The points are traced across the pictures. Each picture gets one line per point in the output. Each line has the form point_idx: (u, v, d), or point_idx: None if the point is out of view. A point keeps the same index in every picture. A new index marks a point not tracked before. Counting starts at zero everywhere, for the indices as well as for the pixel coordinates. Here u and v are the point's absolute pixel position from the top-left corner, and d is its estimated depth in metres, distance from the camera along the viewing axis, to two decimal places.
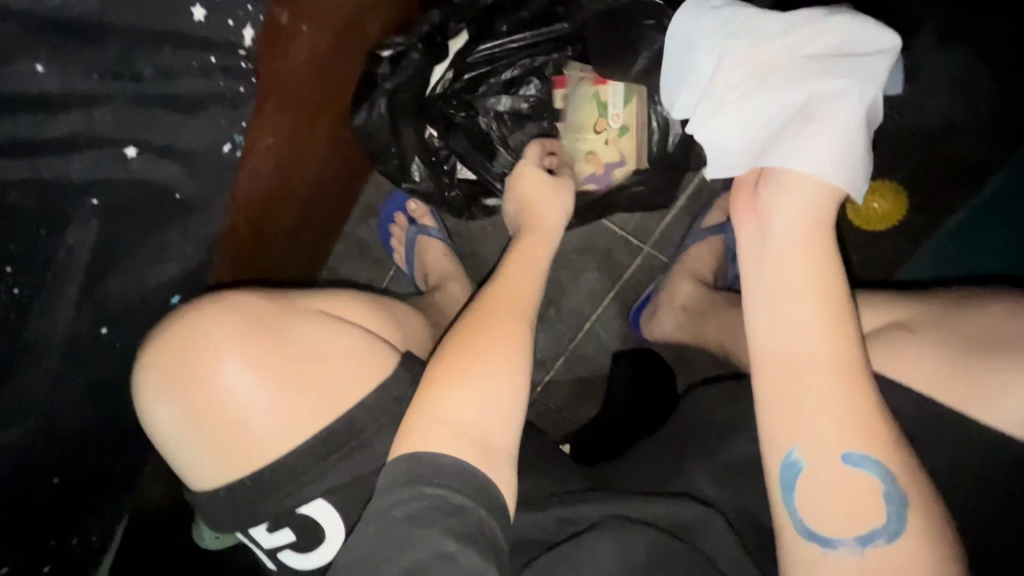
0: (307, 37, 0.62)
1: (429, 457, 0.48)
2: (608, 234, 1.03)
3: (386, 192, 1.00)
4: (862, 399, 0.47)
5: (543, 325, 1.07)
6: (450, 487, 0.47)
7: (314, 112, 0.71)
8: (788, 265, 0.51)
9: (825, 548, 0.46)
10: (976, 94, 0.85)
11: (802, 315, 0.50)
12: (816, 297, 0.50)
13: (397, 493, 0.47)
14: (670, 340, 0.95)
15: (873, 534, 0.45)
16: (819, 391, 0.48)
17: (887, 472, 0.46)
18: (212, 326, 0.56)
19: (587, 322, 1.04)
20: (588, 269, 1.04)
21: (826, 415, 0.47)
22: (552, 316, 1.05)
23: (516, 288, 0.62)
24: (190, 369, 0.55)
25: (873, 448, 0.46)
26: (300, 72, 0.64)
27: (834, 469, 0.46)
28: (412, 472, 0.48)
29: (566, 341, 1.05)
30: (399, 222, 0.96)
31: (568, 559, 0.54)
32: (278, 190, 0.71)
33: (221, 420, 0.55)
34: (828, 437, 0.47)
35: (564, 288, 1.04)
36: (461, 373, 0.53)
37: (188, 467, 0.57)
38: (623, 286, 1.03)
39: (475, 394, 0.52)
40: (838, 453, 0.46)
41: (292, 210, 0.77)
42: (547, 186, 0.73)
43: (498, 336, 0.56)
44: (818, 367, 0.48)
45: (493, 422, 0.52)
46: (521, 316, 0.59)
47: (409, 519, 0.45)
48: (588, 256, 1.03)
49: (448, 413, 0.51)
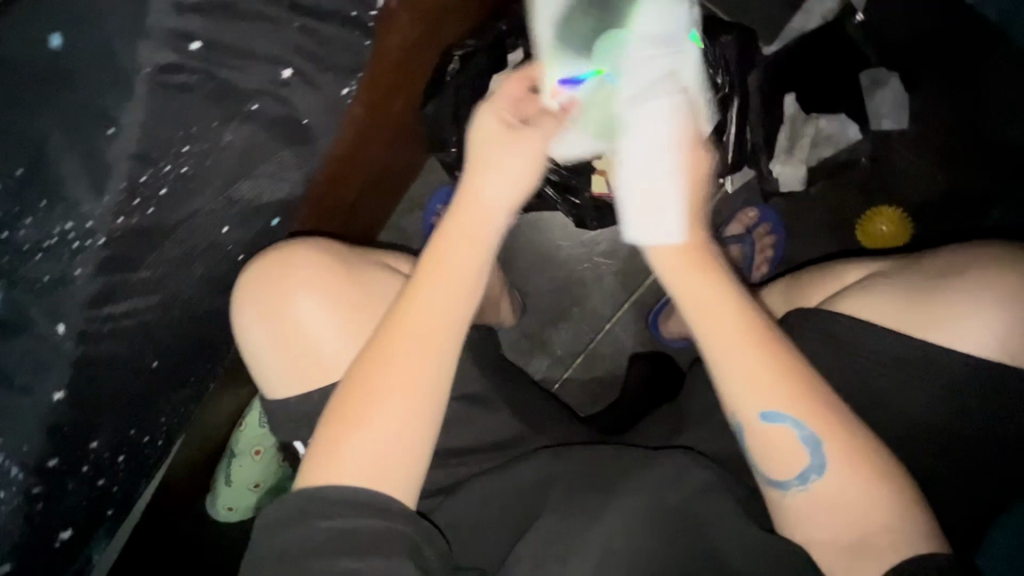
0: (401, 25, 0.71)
1: (327, 488, 0.49)
2: (630, 242, 1.22)
3: (433, 188, 1.09)
4: (782, 368, 0.51)
5: (569, 323, 1.23)
6: (344, 515, 0.48)
7: (392, 93, 0.79)
8: (705, 259, 0.54)
9: (783, 489, 0.52)
10: (962, 136, 1.00)
11: (708, 300, 0.52)
12: (711, 276, 0.53)
13: (293, 530, 0.48)
14: (685, 337, 1.13)
15: (807, 473, 0.51)
16: (739, 368, 0.51)
17: (796, 417, 0.51)
18: (297, 262, 0.60)
19: (607, 322, 1.23)
20: (610, 273, 1.23)
21: (742, 387, 0.51)
22: (575, 313, 1.23)
23: (424, 318, 0.52)
24: (269, 298, 0.59)
25: (790, 403, 0.51)
26: (390, 57, 0.73)
27: (761, 426, 0.51)
28: (303, 510, 0.49)
29: (586, 335, 1.23)
30: (443, 215, 1.04)
31: (597, 506, 0.57)
32: (349, 166, 0.80)
33: (300, 345, 0.59)
34: (755, 404, 0.51)
35: (589, 289, 1.23)
36: (363, 386, 0.51)
37: (263, 381, 0.61)
38: (643, 292, 1.22)
39: (386, 404, 0.51)
40: (758, 414, 0.51)
41: (358, 183, 0.87)
42: (496, 145, 0.54)
43: (403, 337, 0.52)
44: (743, 346, 0.51)
45: (412, 418, 0.51)
46: (447, 299, 0.53)
47: (308, 550, 0.47)
48: (611, 260, 1.22)
49: (361, 428, 0.51)
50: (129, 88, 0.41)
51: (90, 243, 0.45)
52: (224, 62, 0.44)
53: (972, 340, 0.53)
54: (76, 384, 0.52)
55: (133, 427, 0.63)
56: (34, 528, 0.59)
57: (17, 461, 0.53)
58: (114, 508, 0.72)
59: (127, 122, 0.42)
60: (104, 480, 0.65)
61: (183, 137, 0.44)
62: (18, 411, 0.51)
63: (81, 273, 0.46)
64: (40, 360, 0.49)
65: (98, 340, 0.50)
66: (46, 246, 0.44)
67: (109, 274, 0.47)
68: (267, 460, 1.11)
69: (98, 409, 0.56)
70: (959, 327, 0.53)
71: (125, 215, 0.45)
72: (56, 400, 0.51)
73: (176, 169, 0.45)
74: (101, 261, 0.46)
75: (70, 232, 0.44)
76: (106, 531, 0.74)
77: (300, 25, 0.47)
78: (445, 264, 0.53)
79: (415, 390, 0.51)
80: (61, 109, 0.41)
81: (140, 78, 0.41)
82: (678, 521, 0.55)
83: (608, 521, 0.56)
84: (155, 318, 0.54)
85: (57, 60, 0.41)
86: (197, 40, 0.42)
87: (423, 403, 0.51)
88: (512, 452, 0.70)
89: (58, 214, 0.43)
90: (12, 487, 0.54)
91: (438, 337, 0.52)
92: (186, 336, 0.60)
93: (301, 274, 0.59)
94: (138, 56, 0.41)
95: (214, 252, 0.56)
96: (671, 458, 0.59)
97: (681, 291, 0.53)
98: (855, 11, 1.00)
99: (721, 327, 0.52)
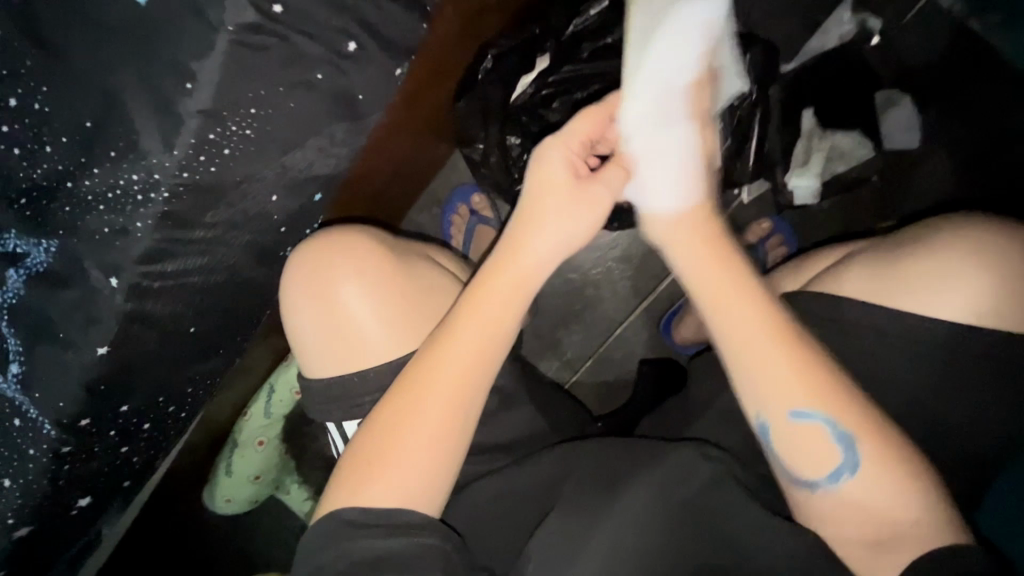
0: (446, 20, 0.69)
1: (359, 509, 0.52)
2: (646, 245, 1.10)
3: (453, 185, 1.07)
4: (798, 362, 0.51)
5: (576, 327, 1.13)
6: (372, 537, 0.51)
7: (427, 87, 0.78)
8: (705, 265, 0.55)
9: (811, 489, 0.52)
10: (989, 163, 0.97)
11: (733, 303, 0.53)
12: (730, 279, 0.55)
13: (333, 543, 0.51)
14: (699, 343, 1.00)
15: (838, 470, 0.51)
16: (766, 370, 0.52)
17: (830, 415, 0.50)
18: (348, 247, 0.60)
19: (617, 327, 1.12)
20: (623, 279, 1.11)
21: (765, 390, 0.52)
22: (586, 317, 1.12)
23: (450, 359, 0.54)
24: (315, 280, 0.59)
25: (817, 399, 0.51)
26: (431, 52, 0.71)
27: (789, 424, 0.51)
28: (336, 533, 0.51)
29: (597, 339, 1.13)
30: (461, 213, 1.03)
31: (619, 501, 0.57)
32: (378, 155, 0.78)
33: (342, 326, 0.59)
34: (780, 402, 0.51)
35: (602, 291, 1.12)
36: (394, 420, 0.54)
37: (303, 355, 0.62)
38: (656, 298, 1.11)
39: (412, 440, 0.53)
40: (787, 413, 0.51)
41: (384, 174, 0.86)
42: (561, 196, 0.55)
43: (435, 379, 0.54)
44: (761, 342, 0.52)
45: (440, 446, 0.54)
46: (482, 341, 0.55)
47: (342, 570, 0.49)
48: (625, 267, 1.11)
49: (391, 446, 0.53)
50: (209, 44, 0.43)
51: (153, 195, 0.46)
52: (299, 27, 0.45)
53: (954, 309, 0.55)
54: (121, 342, 0.52)
55: (163, 397, 0.61)
56: (57, 491, 0.59)
57: (50, 416, 0.54)
58: (132, 480, 0.69)
59: (204, 77, 0.44)
60: (127, 449, 0.63)
61: (252, 98, 0.46)
62: (61, 364, 0.52)
63: (142, 226, 0.47)
64: (92, 311, 0.50)
65: (149, 295, 0.51)
66: (108, 196, 0.47)
67: (167, 230, 0.48)
68: (270, 451, 1.08)
69: (137, 373, 0.56)
70: (936, 294, 0.55)
71: (189, 171, 0.46)
72: (100, 355, 0.52)
73: (242, 130, 0.47)
74: (161, 215, 0.47)
75: (135, 182, 0.46)
76: (119, 507, 0.71)
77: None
78: (477, 308, 0.55)
79: (440, 426, 0.54)
80: (144, 62, 0.43)
81: (222, 35, 0.43)
82: (703, 516, 0.55)
83: (628, 513, 0.56)
84: (203, 283, 0.55)
85: (139, 14, 0.43)
86: (279, 4, 0.44)
87: (453, 435, 0.54)
88: (534, 443, 0.70)
89: (126, 165, 0.45)
90: (43, 444, 0.55)
91: (474, 378, 0.55)
92: (227, 308, 0.59)
93: (348, 262, 0.59)
94: (220, 14, 0.43)
95: (263, 221, 0.55)
96: (691, 448, 0.58)
97: (706, 295, 0.55)
98: (871, 35, 0.98)
99: (745, 329, 0.52)
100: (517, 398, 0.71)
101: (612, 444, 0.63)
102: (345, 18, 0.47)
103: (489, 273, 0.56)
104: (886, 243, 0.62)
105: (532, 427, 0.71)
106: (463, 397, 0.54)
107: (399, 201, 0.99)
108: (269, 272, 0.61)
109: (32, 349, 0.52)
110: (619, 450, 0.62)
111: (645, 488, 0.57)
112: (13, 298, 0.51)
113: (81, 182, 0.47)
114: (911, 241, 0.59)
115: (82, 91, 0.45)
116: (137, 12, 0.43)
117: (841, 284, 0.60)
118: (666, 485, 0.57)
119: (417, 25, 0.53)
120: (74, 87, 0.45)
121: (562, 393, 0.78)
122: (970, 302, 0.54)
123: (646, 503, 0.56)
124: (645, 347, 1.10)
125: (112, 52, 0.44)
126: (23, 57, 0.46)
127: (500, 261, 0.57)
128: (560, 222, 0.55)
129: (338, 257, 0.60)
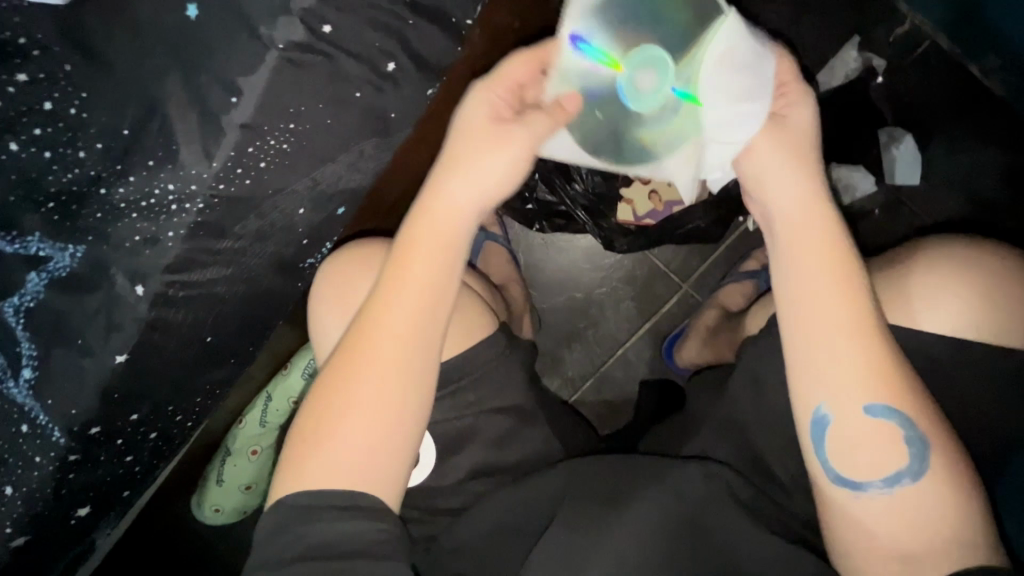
0: (474, 42, 0.69)
1: (305, 491, 0.48)
2: (648, 267, 1.09)
3: None
4: (881, 354, 0.48)
5: (578, 345, 1.12)
6: (326, 519, 0.47)
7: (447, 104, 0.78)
8: (800, 243, 0.51)
9: (856, 492, 0.48)
10: (999, 201, 0.96)
11: (814, 277, 0.50)
12: (825, 257, 0.50)
13: (282, 532, 0.47)
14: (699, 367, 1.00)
15: (899, 475, 0.48)
16: (842, 357, 0.48)
17: (906, 416, 0.48)
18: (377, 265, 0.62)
19: (620, 347, 1.11)
20: (627, 299, 1.11)
21: (841, 376, 0.48)
22: (589, 335, 1.11)
23: (403, 328, 0.50)
24: (345, 293, 0.60)
25: (890, 396, 0.48)
26: (457, 71, 0.72)
27: (858, 419, 0.48)
28: (288, 514, 0.47)
29: (599, 358, 1.11)
30: None
31: (627, 524, 0.57)
32: (396, 170, 0.78)
33: None
34: (850, 391, 0.48)
35: (606, 311, 1.11)
36: (337, 393, 0.50)
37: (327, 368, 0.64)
38: (659, 319, 1.10)
39: (356, 420, 0.49)
40: (861, 407, 0.48)
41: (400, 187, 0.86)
42: (482, 139, 0.53)
43: (379, 341, 0.50)
44: (843, 328, 0.48)
45: (385, 425, 0.50)
46: (425, 297, 0.51)
47: (297, 554, 0.45)
48: (629, 288, 1.10)
49: (336, 422, 0.49)
50: (258, 60, 0.44)
51: (188, 206, 0.47)
52: (344, 46, 0.46)
53: (939, 324, 0.56)
54: (139, 349, 0.52)
55: (172, 404, 0.59)
56: (60, 500, 0.57)
57: (61, 422, 0.52)
58: (133, 488, 0.65)
59: (249, 91, 0.44)
60: (132, 457, 0.60)
61: (293, 113, 0.47)
62: (77, 370, 0.51)
63: (173, 236, 0.47)
64: (114, 317, 0.50)
65: (172, 305, 0.51)
66: (142, 204, 0.47)
67: (197, 240, 0.48)
68: (263, 461, 1.05)
69: (148, 381, 0.55)
70: (923, 311, 0.56)
71: (225, 183, 0.47)
72: (118, 362, 0.51)
73: (280, 144, 0.47)
74: (194, 225, 0.47)
75: (170, 192, 0.46)
76: (117, 516, 0.68)
77: (413, 22, 0.49)
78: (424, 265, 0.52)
79: (387, 398, 0.50)
80: (191, 75, 0.44)
81: (272, 52, 0.44)
82: (705, 539, 0.56)
83: (636, 537, 0.56)
84: (227, 292, 0.54)
85: (190, 28, 0.44)
86: (330, 24, 0.44)
87: (403, 409, 0.50)
88: (537, 463, 0.70)
89: (163, 174, 0.46)
90: (50, 452, 0.53)
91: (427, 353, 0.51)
92: (246, 318, 0.59)
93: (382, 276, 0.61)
94: (271, 32, 0.43)
95: (287, 234, 0.55)
96: (693, 465, 0.59)
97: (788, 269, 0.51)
98: (878, 72, 0.98)
99: (828, 310, 0.49)
100: (524, 417, 0.70)
101: (615, 458, 0.63)
102: (387, 38, 0.48)
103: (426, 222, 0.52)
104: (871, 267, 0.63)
105: (542, 445, 0.71)
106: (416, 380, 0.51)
107: None
108: (286, 282, 0.60)
109: (47, 353, 0.50)
110: (625, 466, 0.62)
111: (656, 511, 0.57)
112: (31, 302, 0.49)
113: (116, 189, 0.47)
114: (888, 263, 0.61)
115: (126, 99, 0.46)
116: (188, 26, 0.44)
117: None
118: (673, 509, 0.57)
119: (451, 48, 0.54)
120: (117, 95, 0.46)
121: (568, 413, 0.78)
122: (944, 318, 0.55)
123: (658, 527, 0.56)
124: (647, 369, 1.09)
125: (161, 63, 0.45)
126: (65, 61, 0.46)
127: (433, 209, 0.52)
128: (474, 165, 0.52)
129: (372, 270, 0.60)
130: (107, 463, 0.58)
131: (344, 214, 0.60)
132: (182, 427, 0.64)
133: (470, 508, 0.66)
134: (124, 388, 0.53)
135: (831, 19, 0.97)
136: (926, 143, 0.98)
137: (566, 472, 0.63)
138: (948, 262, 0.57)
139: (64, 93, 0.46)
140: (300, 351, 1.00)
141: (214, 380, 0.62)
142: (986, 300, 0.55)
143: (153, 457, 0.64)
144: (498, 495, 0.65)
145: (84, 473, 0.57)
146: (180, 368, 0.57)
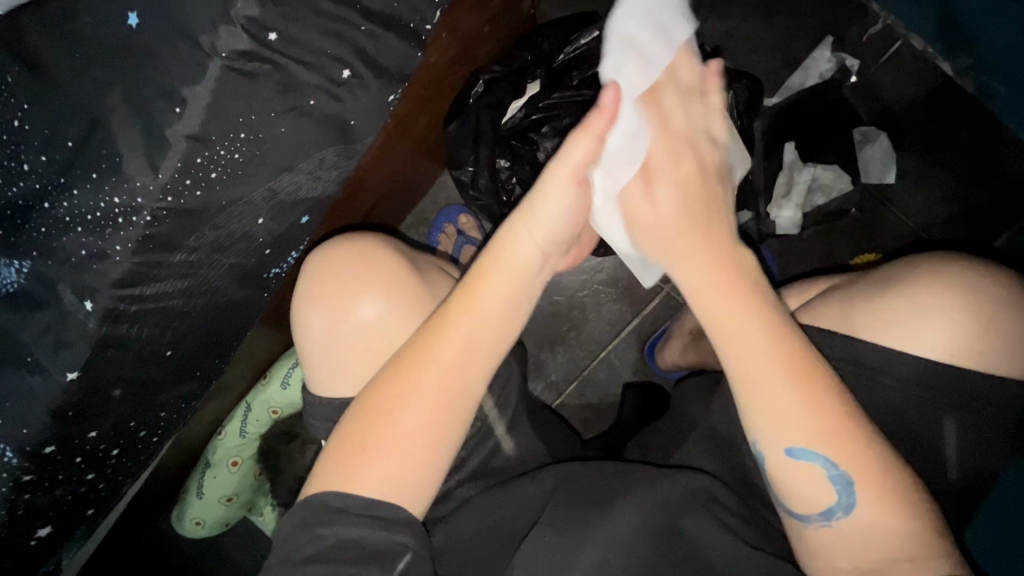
0: (442, 42, 0.68)
1: (339, 495, 0.51)
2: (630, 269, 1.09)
3: (442, 205, 1.04)
4: (811, 406, 0.49)
5: (561, 349, 1.11)
6: (347, 522, 0.50)
7: (419, 108, 0.76)
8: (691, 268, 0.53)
9: (801, 521, 0.52)
10: (975, 201, 0.95)
11: (736, 323, 0.51)
12: (741, 302, 0.51)
13: (297, 538, 0.50)
14: (682, 368, 0.98)
15: (832, 510, 0.50)
16: (768, 398, 0.50)
17: (830, 460, 0.49)
18: (375, 271, 0.65)
19: (603, 350, 1.10)
20: (609, 302, 1.10)
21: (765, 421, 0.50)
22: (572, 339, 1.10)
23: (455, 382, 0.54)
24: (335, 289, 0.64)
25: (820, 444, 0.49)
26: (426, 73, 0.70)
27: (785, 461, 0.50)
28: (311, 516, 0.51)
29: (583, 361, 1.11)
30: (449, 233, 1.00)
31: (598, 532, 0.55)
32: (369, 177, 0.77)
33: (355, 342, 0.64)
34: (778, 435, 0.50)
35: (588, 315, 1.10)
36: (380, 422, 0.53)
37: (308, 363, 0.66)
38: (642, 321, 1.09)
39: (394, 458, 0.53)
40: (783, 449, 0.50)
41: (375, 193, 0.84)
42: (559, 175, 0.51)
43: (443, 368, 0.54)
44: (774, 376, 0.49)
45: (430, 444, 0.54)
46: (499, 329, 0.55)
47: (312, 554, 0.49)
48: (611, 290, 1.10)
49: (370, 452, 0.53)
50: (202, 69, 0.42)
51: (134, 219, 0.45)
52: (293, 54, 0.45)
53: (926, 347, 0.56)
54: (92, 366, 0.50)
55: (134, 420, 0.58)
56: (18, 521, 0.55)
57: (12, 443, 0.51)
58: (98, 507, 0.64)
59: (193, 102, 0.43)
60: (94, 475, 0.59)
61: (244, 122, 0.45)
62: (28, 388, 0.50)
63: (120, 250, 0.46)
64: (63, 334, 0.49)
65: (127, 320, 0.50)
66: (87, 218, 0.46)
67: (146, 254, 0.47)
68: (245, 471, 1.03)
69: (108, 397, 0.53)
70: (912, 334, 0.56)
71: (172, 195, 0.45)
72: (70, 380, 0.50)
73: (230, 154, 0.46)
74: (141, 238, 0.46)
75: (116, 205, 0.45)
76: (82, 534, 0.66)
77: (366, 29, 0.48)
78: (475, 323, 0.54)
79: (445, 416, 0.54)
80: (135, 85, 0.44)
81: (214, 60, 0.42)
82: (676, 544, 0.56)
83: (608, 543, 0.55)
84: (184, 306, 0.53)
85: (133, 38, 0.43)
86: (275, 32, 0.43)
87: (451, 425, 0.54)
88: (511, 472, 0.68)
89: (107, 187, 0.45)
90: (3, 473, 0.52)
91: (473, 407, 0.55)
92: (209, 330, 0.58)
93: (371, 278, 0.64)
94: (213, 40, 0.42)
95: (247, 244, 0.53)
96: (666, 477, 0.59)
97: (716, 308, 0.52)
98: (850, 73, 0.96)
99: (754, 357, 0.50)
100: (498, 429, 0.68)
101: (593, 464, 0.63)
102: (340, 45, 0.47)
103: (500, 256, 0.55)
104: (865, 279, 0.62)
105: (522, 454, 0.69)
106: (458, 423, 0.55)
107: (386, 221, 0.96)
108: (251, 293, 0.59)
109: None
110: (603, 473, 0.61)
111: (629, 519, 0.56)
112: None
113: (60, 203, 0.46)
114: (882, 278, 0.60)
115: (70, 112, 0.45)
116: (130, 35, 0.43)
117: (829, 319, 0.61)
118: (646, 516, 0.56)
119: (411, 53, 0.53)
120: (63, 107, 0.46)
121: (549, 416, 0.77)
122: (931, 340, 0.56)
123: (632, 534, 0.55)
124: (630, 372, 1.08)
125: (102, 74, 0.44)
126: (8, 74, 0.47)
127: (509, 241, 0.55)
128: (552, 196, 0.52)
129: (368, 273, 0.65)
130: (67, 480, 0.57)
131: (308, 223, 0.59)
132: (149, 441, 0.63)
133: (448, 514, 0.66)
134: (78, 406, 0.52)
135: (806, 18, 0.97)
136: (902, 143, 0.97)
137: (552, 479, 0.62)
138: (952, 284, 0.56)
139: (8, 105, 0.47)
140: (278, 361, 0.98)
141: (179, 394, 0.61)
142: (968, 321, 0.55)
143: (120, 473, 0.63)
144: (478, 498, 0.65)
145: (43, 491, 0.55)
146: (139, 383, 0.55)
